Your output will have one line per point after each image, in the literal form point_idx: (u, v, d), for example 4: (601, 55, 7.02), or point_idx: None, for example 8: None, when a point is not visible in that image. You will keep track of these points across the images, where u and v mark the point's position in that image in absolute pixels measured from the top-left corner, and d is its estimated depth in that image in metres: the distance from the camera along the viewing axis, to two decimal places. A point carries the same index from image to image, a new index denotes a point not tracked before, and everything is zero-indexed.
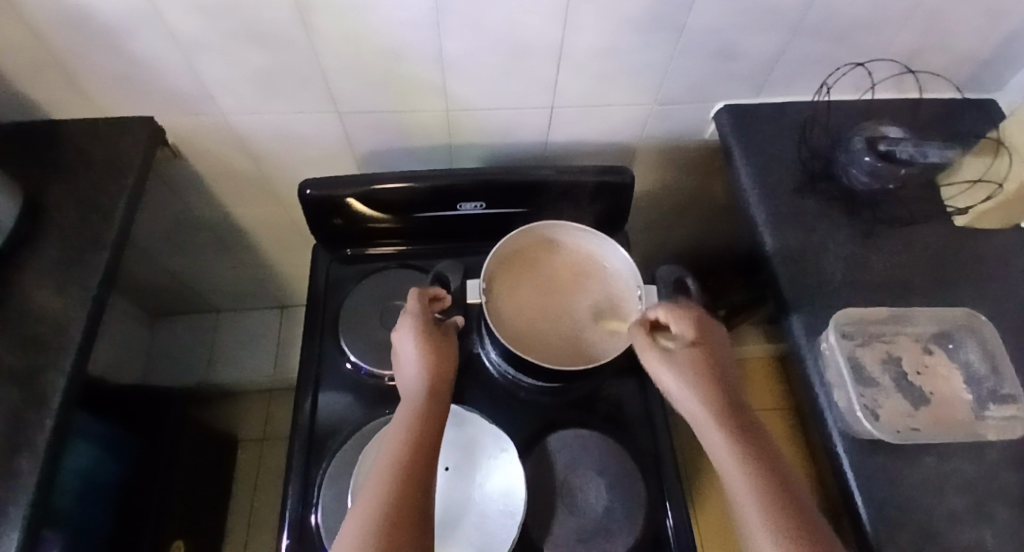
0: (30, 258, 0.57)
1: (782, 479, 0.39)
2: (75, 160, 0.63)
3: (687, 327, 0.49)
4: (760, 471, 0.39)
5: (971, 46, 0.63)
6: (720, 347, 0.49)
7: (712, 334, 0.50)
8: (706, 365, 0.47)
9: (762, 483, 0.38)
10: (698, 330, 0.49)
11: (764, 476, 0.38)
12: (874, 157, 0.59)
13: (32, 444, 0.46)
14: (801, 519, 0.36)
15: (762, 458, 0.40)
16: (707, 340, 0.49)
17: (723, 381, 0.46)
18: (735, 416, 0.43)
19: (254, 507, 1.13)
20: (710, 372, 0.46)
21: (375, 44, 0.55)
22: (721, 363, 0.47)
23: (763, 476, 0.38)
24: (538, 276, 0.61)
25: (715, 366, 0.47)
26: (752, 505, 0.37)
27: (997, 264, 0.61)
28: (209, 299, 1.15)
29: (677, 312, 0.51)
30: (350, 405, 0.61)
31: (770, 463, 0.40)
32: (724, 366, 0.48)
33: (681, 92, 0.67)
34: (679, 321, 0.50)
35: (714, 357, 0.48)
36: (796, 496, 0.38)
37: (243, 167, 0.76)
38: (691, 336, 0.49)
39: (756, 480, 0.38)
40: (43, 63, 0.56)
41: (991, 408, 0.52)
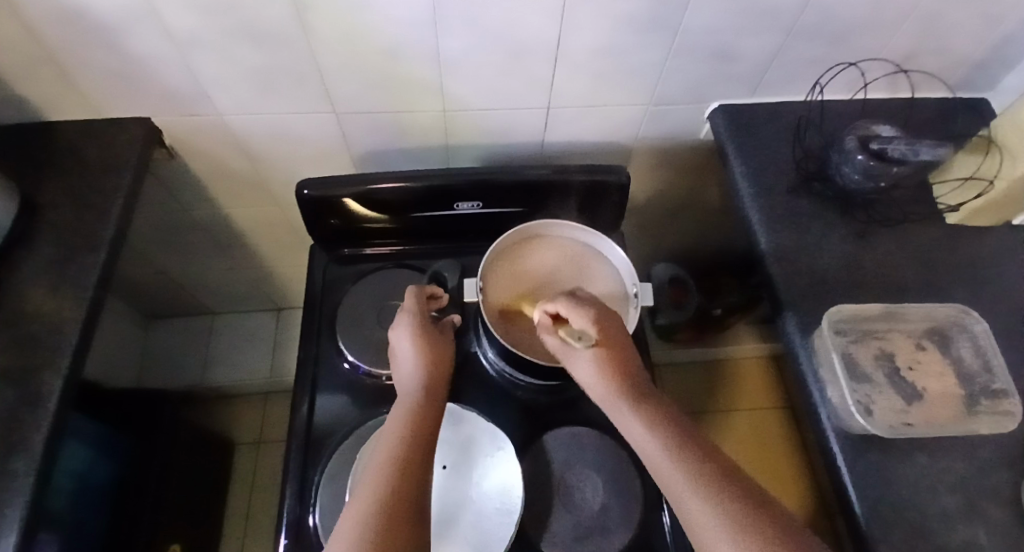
0: (26, 259, 0.56)
1: (723, 472, 0.36)
2: (72, 160, 0.63)
3: (588, 323, 0.45)
4: (695, 468, 0.35)
5: (962, 47, 0.64)
6: (623, 337, 0.46)
7: (614, 325, 0.46)
8: (616, 362, 0.43)
9: (702, 481, 0.34)
10: (599, 323, 0.45)
11: (703, 474, 0.35)
12: (866, 156, 0.59)
13: (28, 445, 0.46)
14: (758, 509, 0.33)
15: (693, 455, 0.37)
16: (609, 330, 0.45)
17: (633, 379, 0.43)
18: (653, 415, 0.40)
19: (251, 510, 1.12)
20: (619, 370, 0.43)
21: (372, 44, 0.55)
22: (628, 357, 0.44)
23: (700, 472, 0.35)
24: (531, 271, 0.61)
25: (622, 361, 0.44)
26: (698, 508, 0.33)
27: (989, 263, 0.61)
28: (206, 300, 1.15)
29: (577, 307, 0.47)
30: (347, 405, 0.61)
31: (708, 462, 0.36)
32: (631, 359, 0.45)
33: (676, 92, 0.68)
34: (579, 318, 0.46)
35: (621, 350, 0.44)
36: (745, 486, 0.35)
37: (240, 168, 0.76)
38: (593, 332, 0.45)
39: (692, 479, 0.35)
40: (40, 63, 0.56)
41: (983, 403, 0.53)
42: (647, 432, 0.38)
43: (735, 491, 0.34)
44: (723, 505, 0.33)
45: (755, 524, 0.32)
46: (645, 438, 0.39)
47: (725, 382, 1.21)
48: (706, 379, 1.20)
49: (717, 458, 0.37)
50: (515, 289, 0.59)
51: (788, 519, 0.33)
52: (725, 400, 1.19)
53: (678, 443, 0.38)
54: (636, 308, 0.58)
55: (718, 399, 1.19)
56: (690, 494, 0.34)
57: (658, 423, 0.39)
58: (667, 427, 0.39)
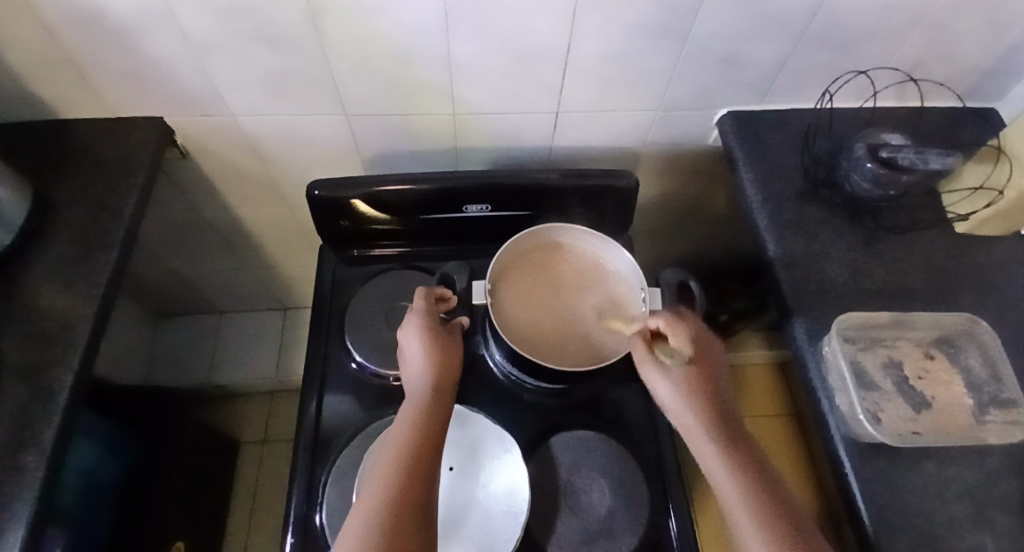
0: (40, 256, 0.57)
1: (775, 492, 0.40)
2: (86, 159, 0.64)
3: (684, 342, 0.50)
4: (754, 485, 0.40)
5: (971, 55, 0.64)
6: (715, 363, 0.50)
7: (708, 351, 0.50)
8: (703, 382, 0.48)
9: (755, 497, 0.39)
10: (695, 346, 0.50)
11: (758, 493, 0.39)
12: (875, 164, 0.59)
13: (39, 439, 0.46)
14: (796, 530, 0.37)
15: (755, 473, 0.41)
16: (704, 356, 0.50)
17: (715, 398, 0.47)
18: (727, 432, 0.44)
19: (254, 510, 1.12)
20: (705, 390, 0.47)
21: (383, 47, 0.56)
22: (715, 380, 0.49)
23: (756, 492, 0.39)
24: (545, 277, 0.61)
25: (710, 384, 0.48)
26: (746, 519, 0.38)
27: (997, 271, 0.61)
28: (212, 300, 1.15)
29: (678, 325, 0.51)
30: (354, 404, 0.62)
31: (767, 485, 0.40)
32: (717, 383, 0.49)
33: (684, 98, 0.68)
34: (678, 336, 0.50)
35: (710, 373, 0.49)
36: (790, 509, 0.39)
37: (250, 168, 0.77)
38: (688, 351, 0.49)
39: (750, 493, 0.39)
40: (57, 64, 0.57)
41: (992, 413, 0.52)
42: (716, 446, 0.43)
43: (782, 512, 0.38)
44: (768, 520, 0.37)
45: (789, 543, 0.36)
46: (711, 450, 0.43)
47: None
48: None
49: (772, 480, 0.41)
50: (526, 296, 0.60)
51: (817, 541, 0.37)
52: None
53: (744, 461, 0.42)
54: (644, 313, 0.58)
55: None
56: (741, 505, 0.39)
57: (729, 442, 0.43)
58: (737, 448, 0.43)
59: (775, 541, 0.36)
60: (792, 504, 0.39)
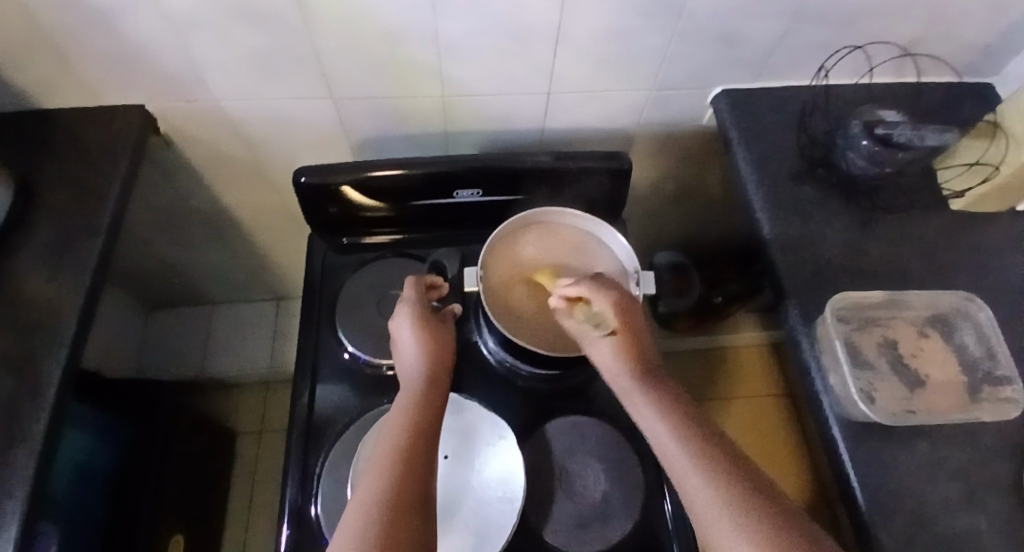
0: (21, 248, 0.56)
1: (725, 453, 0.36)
2: (66, 147, 0.62)
3: (607, 308, 0.46)
4: (694, 440, 0.37)
5: (970, 32, 0.63)
6: (643, 326, 0.47)
7: (633, 312, 0.47)
8: (631, 348, 0.44)
9: (704, 459, 0.35)
10: (618, 310, 0.46)
11: (703, 451, 0.36)
12: (871, 142, 0.58)
13: (28, 434, 0.46)
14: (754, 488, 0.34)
15: (699, 434, 0.38)
16: (629, 318, 0.46)
17: (648, 362, 0.44)
18: (663, 397, 0.41)
19: (253, 498, 1.13)
20: (634, 357, 0.43)
21: (369, 27, 0.54)
22: (644, 344, 0.45)
23: (705, 452, 0.36)
24: (534, 263, 0.60)
25: (639, 348, 0.44)
26: (699, 483, 0.34)
27: (993, 251, 0.61)
28: (204, 290, 1.14)
29: (598, 290, 0.48)
30: (347, 393, 0.61)
31: (718, 446, 0.37)
32: (647, 348, 0.45)
33: (679, 77, 0.67)
34: (600, 302, 0.47)
35: (639, 336, 0.45)
36: (744, 467, 0.36)
37: (237, 155, 0.75)
38: (612, 316, 0.46)
39: (698, 457, 0.36)
40: (32, 47, 0.55)
41: (985, 391, 0.53)
42: (658, 413, 0.39)
43: (734, 471, 0.35)
44: (719, 478, 0.34)
45: (748, 502, 0.33)
46: (654, 419, 0.39)
47: (724, 370, 1.21)
48: (705, 367, 1.20)
49: (719, 437, 0.38)
50: (519, 283, 0.59)
51: (785, 501, 0.34)
52: (722, 388, 1.19)
53: (681, 419, 0.39)
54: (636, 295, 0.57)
55: (715, 386, 1.19)
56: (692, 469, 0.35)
57: (669, 406, 0.40)
58: (674, 411, 0.39)
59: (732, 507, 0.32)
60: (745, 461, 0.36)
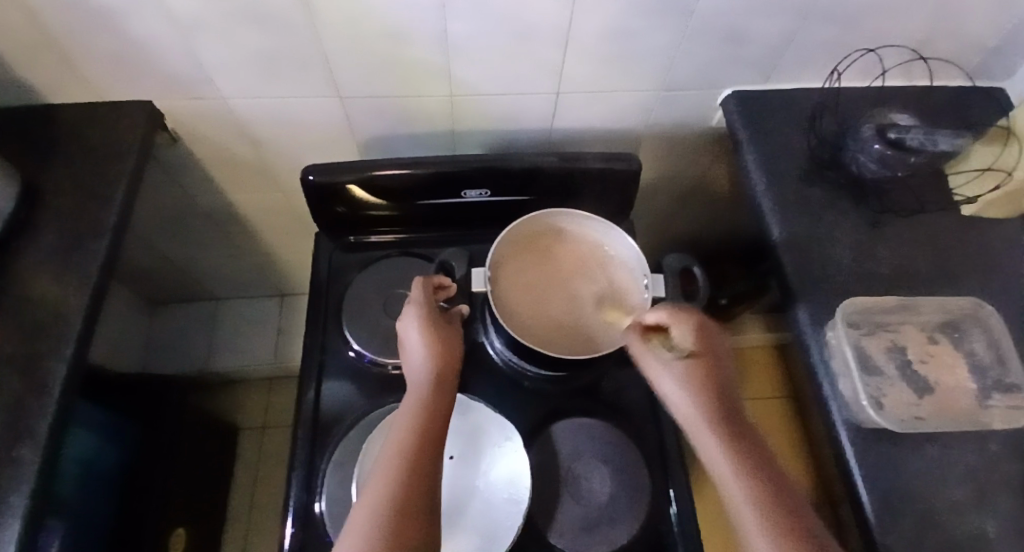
0: (28, 245, 0.56)
1: (778, 485, 0.37)
2: (72, 144, 0.62)
3: (685, 335, 0.47)
4: (754, 476, 0.37)
5: (981, 33, 0.62)
6: (719, 357, 0.47)
7: (712, 343, 0.47)
8: (706, 375, 0.45)
9: (760, 490, 0.36)
10: (696, 338, 0.47)
11: (760, 487, 0.37)
12: (882, 145, 0.57)
13: (33, 432, 0.46)
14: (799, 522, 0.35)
15: (761, 471, 0.38)
16: (706, 348, 0.47)
17: (721, 392, 0.45)
18: (728, 425, 0.42)
19: (257, 494, 1.13)
20: (707, 384, 0.44)
21: (376, 26, 0.54)
22: (718, 375, 0.46)
23: (762, 489, 0.37)
24: (559, 260, 0.61)
25: (715, 376, 0.46)
26: (751, 513, 0.35)
27: (1003, 253, 0.60)
28: (208, 286, 1.14)
29: (679, 317, 0.49)
30: (353, 392, 0.61)
31: (775, 484, 0.37)
32: (721, 378, 0.46)
33: (687, 78, 0.66)
34: (680, 328, 0.48)
35: (712, 367, 0.46)
36: (794, 501, 0.36)
37: (243, 152, 0.75)
38: (691, 343, 0.47)
39: (755, 494, 0.36)
40: (37, 45, 0.55)
41: (996, 397, 0.52)
42: (719, 440, 0.40)
43: (784, 505, 0.36)
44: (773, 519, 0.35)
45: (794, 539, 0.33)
46: (713, 444, 0.40)
47: None
48: None
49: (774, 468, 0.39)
50: (526, 287, 0.59)
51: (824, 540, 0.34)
52: None
53: (746, 453, 0.39)
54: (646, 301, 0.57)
55: None
56: (745, 498, 0.36)
57: (732, 435, 0.41)
58: (738, 440, 0.40)
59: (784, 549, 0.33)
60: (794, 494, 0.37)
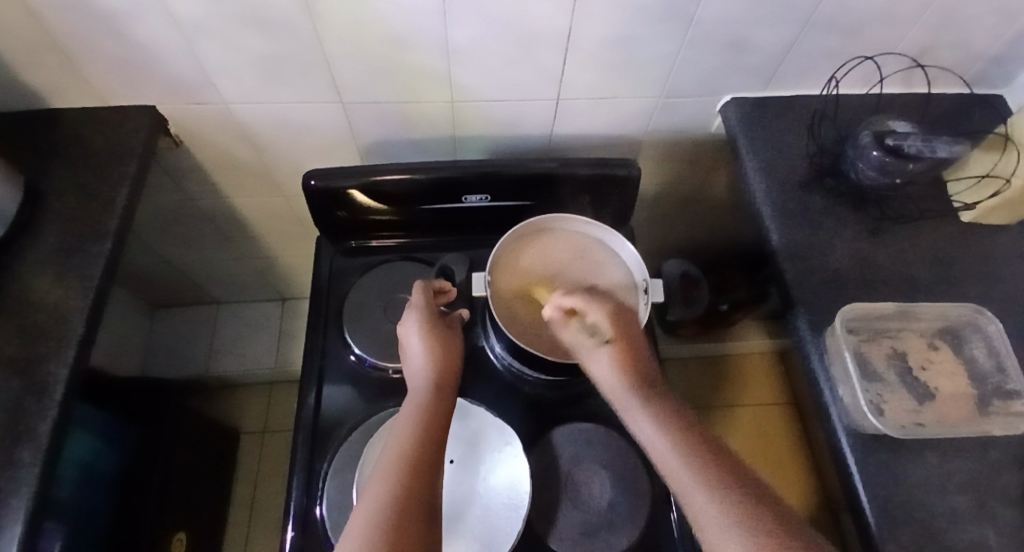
0: (30, 249, 0.56)
1: (716, 454, 0.38)
2: (76, 148, 0.63)
3: (602, 319, 0.49)
4: (682, 440, 0.39)
5: (980, 42, 0.63)
6: (636, 336, 0.49)
7: (626, 323, 0.50)
8: (625, 352, 0.47)
9: (698, 463, 0.37)
10: (612, 321, 0.49)
11: (691, 449, 0.38)
12: (882, 152, 0.57)
13: (34, 434, 0.46)
14: (747, 487, 0.35)
15: (691, 436, 0.40)
16: (622, 329, 0.49)
17: (642, 368, 0.46)
18: (651, 397, 0.44)
19: (256, 500, 1.13)
20: (628, 362, 0.46)
21: (379, 32, 0.54)
22: (637, 352, 0.48)
23: (695, 451, 0.38)
24: (540, 271, 0.60)
25: (634, 354, 0.47)
26: (694, 488, 0.36)
27: (1002, 261, 0.60)
28: (209, 290, 1.14)
29: (592, 302, 0.51)
30: (353, 396, 0.61)
31: (706, 445, 0.39)
32: (641, 355, 0.48)
33: (688, 85, 0.67)
34: (595, 314, 0.50)
35: (632, 346, 0.48)
36: (729, 459, 0.38)
37: (246, 157, 0.76)
38: (607, 326, 0.49)
39: (687, 456, 0.38)
40: (44, 49, 0.56)
41: (995, 404, 0.52)
42: (652, 422, 0.41)
43: (725, 475, 0.36)
44: (710, 477, 0.36)
45: (741, 505, 0.34)
46: (649, 427, 0.41)
47: (728, 378, 1.21)
48: (708, 376, 1.20)
49: (713, 440, 0.40)
50: (528, 289, 0.59)
51: (782, 504, 0.35)
52: (727, 396, 1.19)
53: (671, 420, 0.41)
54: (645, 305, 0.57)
55: (720, 395, 1.19)
56: (686, 476, 0.37)
57: (662, 413, 0.42)
58: (669, 418, 0.41)
59: (723, 504, 0.34)
60: (737, 462, 0.38)
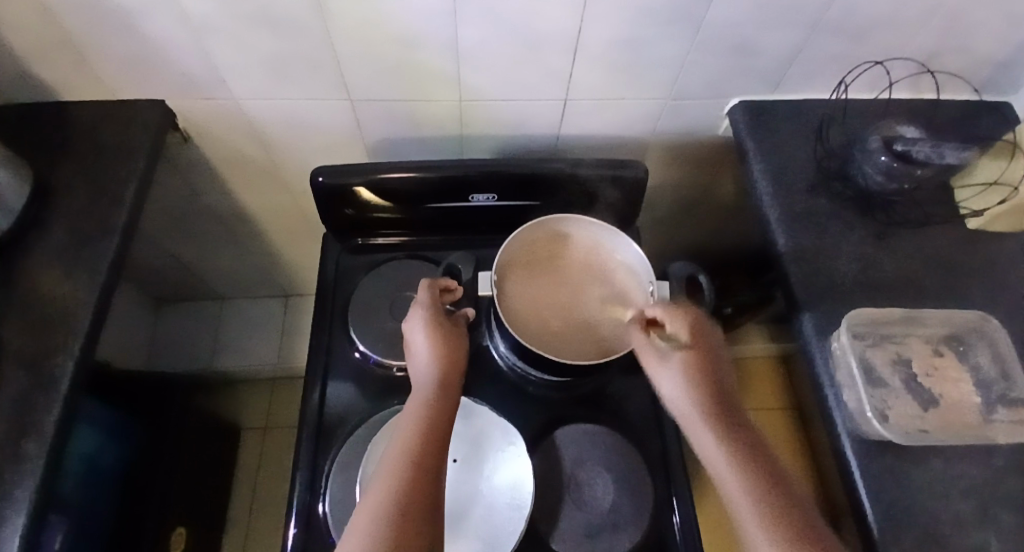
0: (38, 242, 0.56)
1: (780, 484, 0.37)
2: (83, 142, 0.63)
3: (683, 329, 0.48)
4: (751, 469, 0.38)
5: (988, 47, 0.63)
6: (717, 350, 0.48)
7: (709, 336, 0.48)
8: (702, 366, 0.46)
9: (757, 485, 0.37)
10: (691, 331, 0.48)
11: (757, 479, 0.37)
12: (890, 157, 0.57)
13: (39, 427, 0.46)
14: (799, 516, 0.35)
15: (757, 463, 0.39)
16: (702, 342, 0.48)
17: (718, 383, 0.45)
18: (723, 415, 0.43)
19: (257, 496, 1.13)
20: (704, 376, 0.45)
21: (387, 31, 0.54)
22: (715, 367, 0.46)
23: (760, 481, 0.37)
24: (580, 260, 0.62)
25: (710, 368, 0.46)
26: (753, 517, 0.35)
27: (1009, 268, 0.60)
28: (214, 286, 1.15)
29: (674, 312, 0.50)
30: (358, 393, 0.61)
31: (773, 477, 0.38)
32: (718, 370, 0.47)
33: (695, 88, 0.67)
34: (676, 322, 0.49)
35: (710, 360, 0.47)
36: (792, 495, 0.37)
37: (253, 153, 0.76)
38: (686, 336, 0.48)
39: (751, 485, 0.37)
40: (54, 44, 0.56)
41: (1000, 412, 0.52)
42: (716, 435, 0.41)
43: (780, 501, 0.36)
44: (771, 511, 0.35)
45: (794, 535, 0.34)
46: (711, 440, 0.41)
47: (732, 381, 1.21)
48: None
49: (773, 462, 0.39)
50: (535, 292, 0.59)
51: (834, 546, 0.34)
52: None
53: (742, 444, 0.40)
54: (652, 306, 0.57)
55: None
56: (743, 494, 0.37)
57: (729, 430, 0.41)
58: (736, 435, 0.41)
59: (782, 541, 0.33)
60: (797, 494, 0.37)
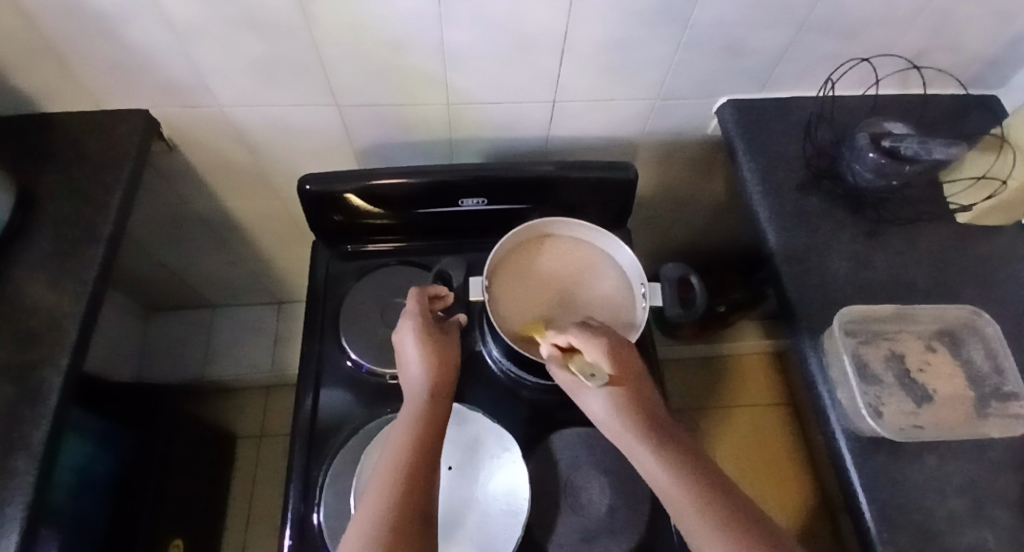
0: (23, 254, 0.55)
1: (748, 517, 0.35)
2: (68, 152, 0.62)
3: (602, 358, 0.44)
4: (709, 502, 0.36)
5: (975, 44, 0.63)
6: (640, 375, 0.45)
7: (628, 358, 0.45)
8: (632, 398, 0.43)
9: (718, 520, 0.35)
10: (612, 358, 0.45)
11: (724, 518, 0.35)
12: (878, 154, 0.58)
13: (26, 443, 0.45)
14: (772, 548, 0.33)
15: (716, 496, 0.36)
16: (624, 369, 0.44)
17: (651, 412, 0.42)
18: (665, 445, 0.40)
19: (252, 506, 1.12)
20: (635, 408, 0.42)
21: (375, 35, 0.54)
22: (643, 394, 0.44)
23: (725, 516, 0.35)
24: (541, 273, 0.60)
25: (638, 397, 0.43)
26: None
27: (999, 263, 0.61)
28: (205, 294, 1.14)
29: (591, 339, 0.46)
30: (350, 401, 0.61)
31: (737, 508, 0.36)
32: (647, 394, 0.44)
33: (684, 88, 0.67)
34: (593, 351, 0.45)
35: (637, 388, 0.44)
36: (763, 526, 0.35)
37: (240, 160, 0.75)
38: (608, 369, 0.44)
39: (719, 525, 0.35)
40: (35, 53, 0.55)
41: (993, 406, 0.52)
42: (666, 472, 0.38)
43: (758, 543, 0.34)
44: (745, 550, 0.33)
45: None
46: (663, 476, 0.38)
47: (725, 379, 1.21)
48: (706, 377, 1.21)
49: (732, 492, 0.37)
50: (525, 293, 0.59)
51: None
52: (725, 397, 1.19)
53: (691, 474, 0.38)
54: (643, 309, 0.57)
55: (718, 396, 1.19)
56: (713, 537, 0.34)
57: (676, 460, 0.39)
58: (687, 469, 0.38)
59: None
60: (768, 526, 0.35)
